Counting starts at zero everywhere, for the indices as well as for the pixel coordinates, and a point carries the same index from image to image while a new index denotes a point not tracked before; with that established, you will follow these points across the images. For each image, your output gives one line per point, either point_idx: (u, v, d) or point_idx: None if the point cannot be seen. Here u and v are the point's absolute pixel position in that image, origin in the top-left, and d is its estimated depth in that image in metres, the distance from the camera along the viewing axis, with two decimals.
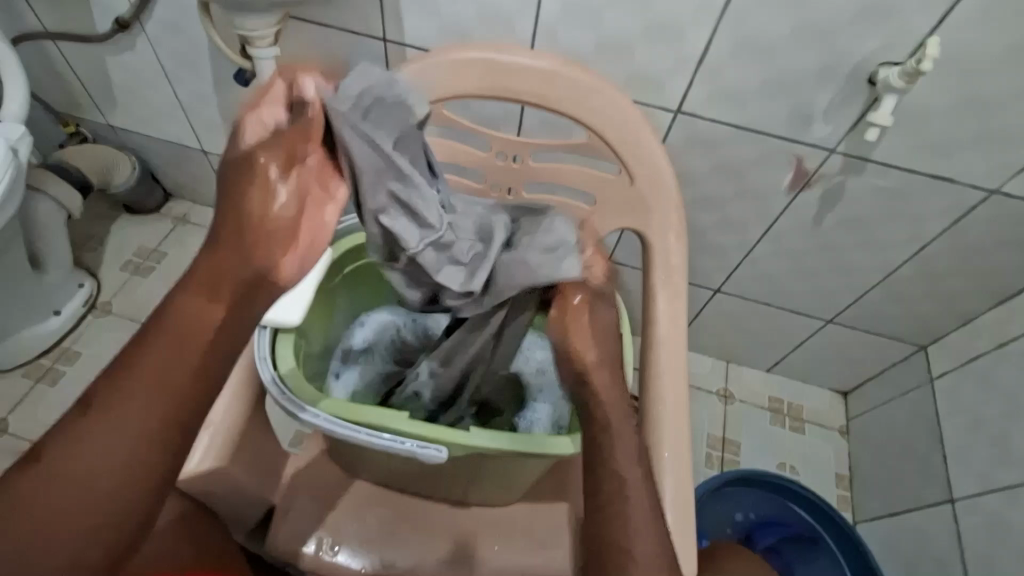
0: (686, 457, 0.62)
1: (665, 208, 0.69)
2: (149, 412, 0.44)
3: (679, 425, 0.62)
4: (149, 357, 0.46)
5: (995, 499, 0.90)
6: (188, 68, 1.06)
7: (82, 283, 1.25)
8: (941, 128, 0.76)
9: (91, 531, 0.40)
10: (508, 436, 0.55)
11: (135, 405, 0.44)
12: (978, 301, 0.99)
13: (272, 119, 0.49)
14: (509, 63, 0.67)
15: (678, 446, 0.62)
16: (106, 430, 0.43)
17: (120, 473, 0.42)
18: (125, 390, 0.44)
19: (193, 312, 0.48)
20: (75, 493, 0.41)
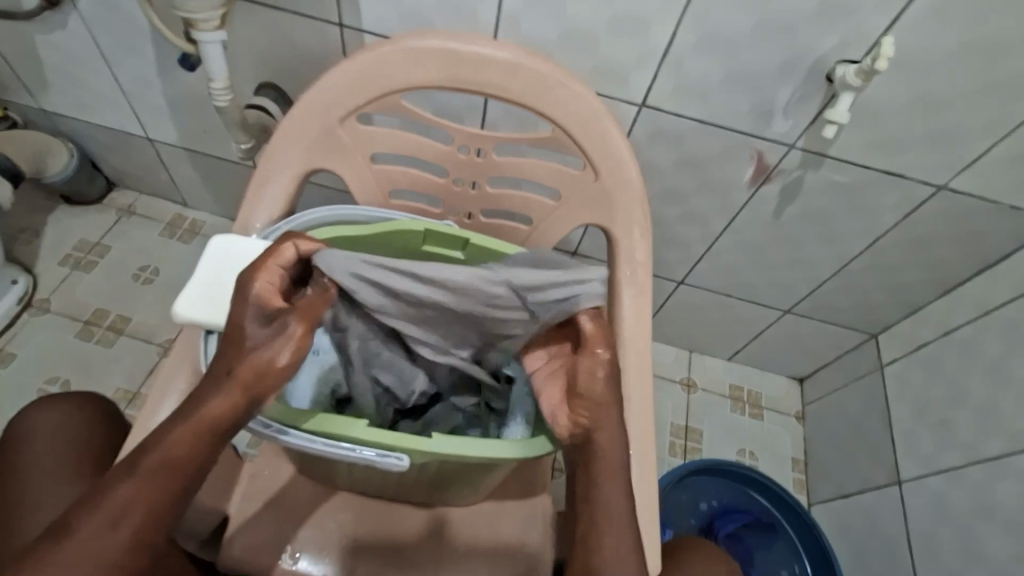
0: (650, 456, 0.62)
1: (630, 203, 0.69)
2: (122, 533, 0.45)
3: (643, 425, 0.63)
4: (129, 487, 0.46)
5: (938, 480, 0.95)
6: (128, 49, 0.99)
7: (16, 279, 1.17)
8: (894, 126, 0.78)
9: None
10: (472, 441, 0.53)
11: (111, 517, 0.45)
12: (925, 291, 1.03)
13: (273, 281, 0.51)
14: (470, 54, 0.65)
15: (641, 445, 0.62)
16: (81, 555, 0.44)
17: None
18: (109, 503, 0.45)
19: (175, 441, 0.47)
20: None
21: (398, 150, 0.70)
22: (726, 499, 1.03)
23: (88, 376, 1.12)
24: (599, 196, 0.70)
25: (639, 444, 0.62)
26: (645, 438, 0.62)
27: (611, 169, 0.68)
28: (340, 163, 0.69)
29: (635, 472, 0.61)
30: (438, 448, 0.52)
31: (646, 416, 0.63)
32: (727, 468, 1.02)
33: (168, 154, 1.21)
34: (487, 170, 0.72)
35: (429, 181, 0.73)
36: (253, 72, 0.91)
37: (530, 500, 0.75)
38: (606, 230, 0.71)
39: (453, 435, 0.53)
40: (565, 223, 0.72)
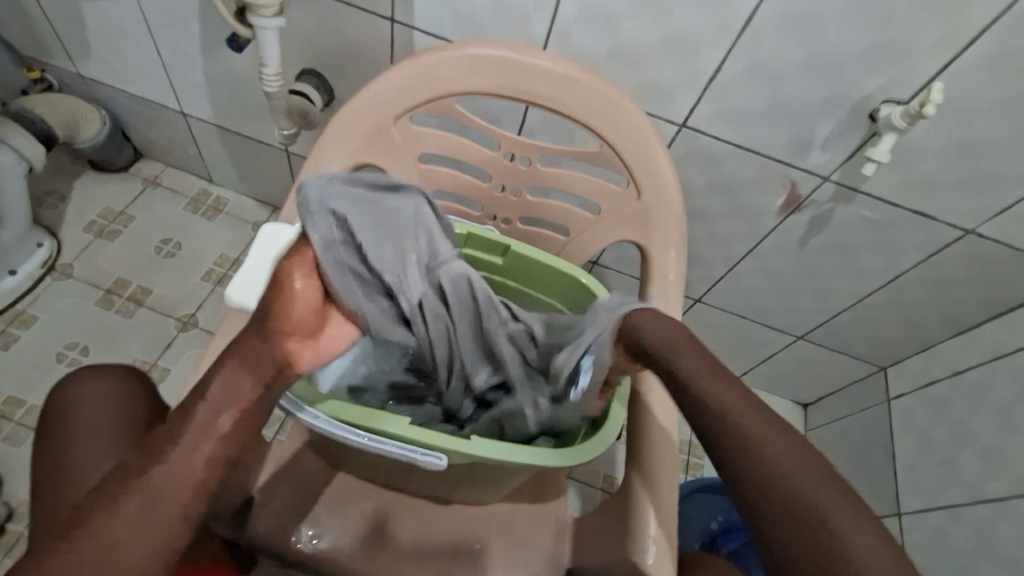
0: (673, 455, 0.64)
1: (669, 224, 0.70)
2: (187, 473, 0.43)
3: (684, 353, 0.54)
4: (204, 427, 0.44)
5: (938, 516, 0.96)
6: (175, 26, 0.99)
7: (41, 242, 1.18)
8: (929, 168, 0.80)
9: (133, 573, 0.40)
10: (504, 446, 0.54)
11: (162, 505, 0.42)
12: (940, 329, 1.05)
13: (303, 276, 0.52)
14: (526, 64, 0.66)
15: (686, 347, 0.54)
16: (145, 503, 0.41)
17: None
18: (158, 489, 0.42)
19: (235, 388, 0.46)
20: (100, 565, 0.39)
21: (442, 152, 0.71)
22: (732, 516, 0.97)
23: (105, 344, 1.13)
24: (638, 214, 0.71)
25: (682, 348, 0.54)
26: (708, 360, 0.53)
27: (653, 188, 0.69)
28: (384, 159, 0.70)
29: (702, 379, 0.51)
30: (474, 450, 0.53)
31: (683, 340, 0.55)
32: None
33: (200, 131, 1.22)
34: (529, 178, 0.72)
35: (470, 183, 0.74)
36: (299, 59, 0.92)
37: (545, 507, 0.76)
38: (642, 247, 0.72)
39: (487, 439, 0.54)
40: (600, 237, 0.74)
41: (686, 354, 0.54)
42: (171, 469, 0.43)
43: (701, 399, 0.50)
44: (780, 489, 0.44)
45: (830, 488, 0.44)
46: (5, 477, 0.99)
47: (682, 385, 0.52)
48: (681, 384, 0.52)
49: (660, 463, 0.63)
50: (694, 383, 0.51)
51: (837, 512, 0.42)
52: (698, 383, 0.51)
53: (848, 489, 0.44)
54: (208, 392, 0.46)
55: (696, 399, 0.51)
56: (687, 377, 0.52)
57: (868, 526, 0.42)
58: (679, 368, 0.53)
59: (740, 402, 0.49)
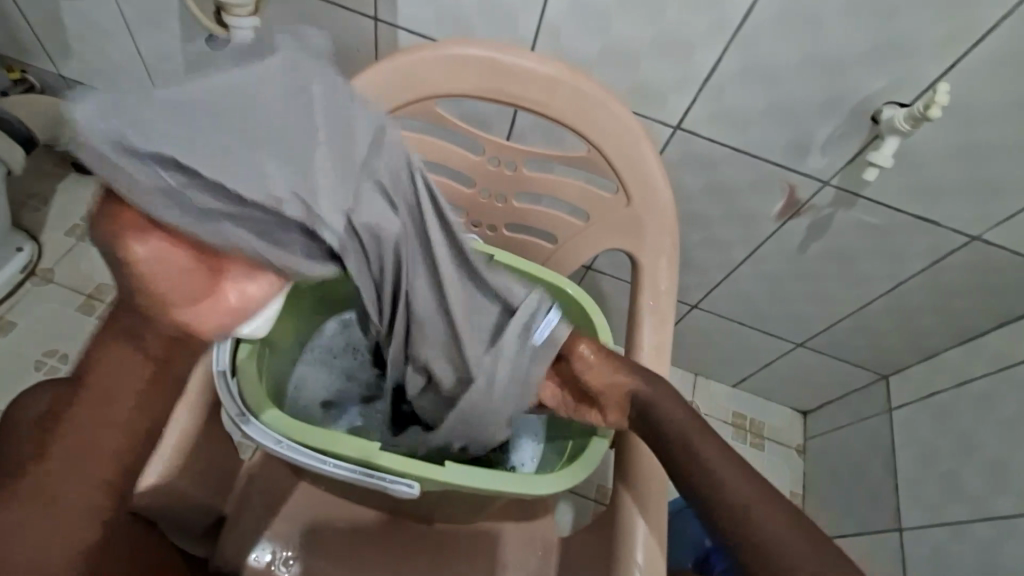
0: (665, 473, 0.61)
1: (660, 231, 0.67)
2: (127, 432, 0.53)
3: (681, 415, 0.55)
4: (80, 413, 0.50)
5: (941, 532, 0.93)
6: (154, 25, 0.96)
7: (21, 246, 1.15)
8: (934, 172, 0.76)
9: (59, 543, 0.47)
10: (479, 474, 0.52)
11: (92, 470, 0.50)
12: (944, 337, 1.02)
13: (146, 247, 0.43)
14: (512, 64, 0.62)
15: (683, 410, 0.56)
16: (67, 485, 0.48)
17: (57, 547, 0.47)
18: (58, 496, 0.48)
19: (114, 363, 0.52)
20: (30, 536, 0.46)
21: (424, 156, 0.68)
22: None
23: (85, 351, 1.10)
24: (628, 221, 0.68)
25: (677, 409, 0.56)
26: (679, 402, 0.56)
27: (644, 195, 0.66)
28: None
29: (698, 445, 0.52)
30: (448, 477, 0.51)
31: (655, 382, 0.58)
32: None
33: None
34: (515, 183, 0.69)
35: (454, 189, 0.71)
36: None
37: (532, 525, 0.73)
38: (632, 255, 0.69)
39: (461, 465, 0.52)
40: (590, 244, 0.71)
41: (661, 394, 0.57)
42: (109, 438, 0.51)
43: (696, 465, 0.51)
44: (747, 526, 0.47)
45: (789, 521, 0.46)
46: None
47: (681, 448, 0.53)
48: (682, 450, 0.53)
49: (648, 476, 0.61)
50: (692, 446, 0.53)
51: (796, 548, 0.44)
52: (694, 448, 0.52)
53: (804, 521, 0.46)
54: (65, 402, 0.47)
55: (668, 436, 0.54)
56: (683, 442, 0.53)
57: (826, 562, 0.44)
58: (676, 429, 0.54)
59: (737, 469, 0.50)
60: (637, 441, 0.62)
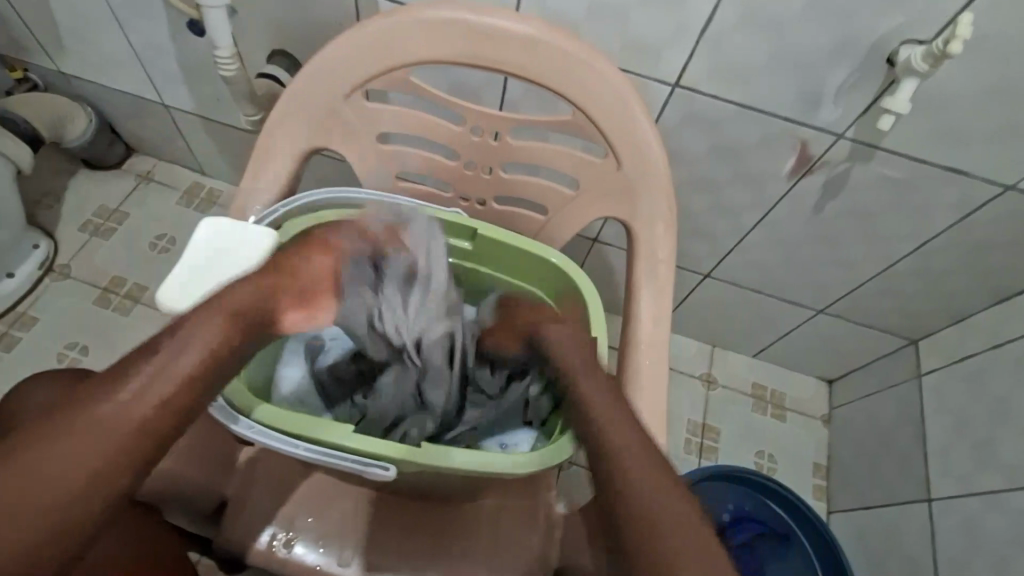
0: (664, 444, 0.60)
1: (655, 197, 0.63)
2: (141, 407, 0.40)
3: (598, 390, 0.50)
4: (159, 358, 0.42)
5: (974, 503, 0.88)
6: (141, 13, 0.95)
7: (37, 244, 1.18)
8: (961, 117, 0.70)
9: (83, 487, 0.37)
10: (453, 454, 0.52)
11: (108, 433, 0.38)
12: (976, 297, 0.95)
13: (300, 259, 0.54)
14: (487, 27, 0.59)
15: (598, 388, 0.50)
16: (88, 437, 0.38)
17: (63, 494, 0.36)
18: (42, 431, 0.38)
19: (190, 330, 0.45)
20: (53, 479, 0.36)
21: (405, 130, 0.65)
22: (743, 506, 0.91)
23: (102, 343, 1.13)
24: (620, 188, 0.64)
25: (601, 389, 0.50)
26: (599, 377, 0.52)
27: (635, 159, 0.62)
28: (343, 142, 0.65)
29: (613, 418, 0.47)
30: (424, 459, 0.51)
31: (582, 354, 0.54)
32: (746, 476, 0.90)
33: (185, 122, 1.19)
34: (501, 154, 0.66)
35: (437, 163, 0.68)
36: (267, 39, 0.87)
37: (535, 501, 0.72)
38: (626, 225, 0.65)
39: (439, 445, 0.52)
40: (582, 215, 0.67)
41: (576, 365, 0.53)
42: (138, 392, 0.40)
43: (597, 435, 0.46)
44: (649, 534, 0.39)
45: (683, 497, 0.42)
46: None
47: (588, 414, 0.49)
48: (586, 422, 0.48)
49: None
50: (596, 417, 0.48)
51: None
52: (605, 419, 0.47)
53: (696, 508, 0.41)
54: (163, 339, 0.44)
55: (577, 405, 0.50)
56: (595, 410, 0.48)
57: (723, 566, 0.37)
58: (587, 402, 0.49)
59: (645, 454, 0.44)
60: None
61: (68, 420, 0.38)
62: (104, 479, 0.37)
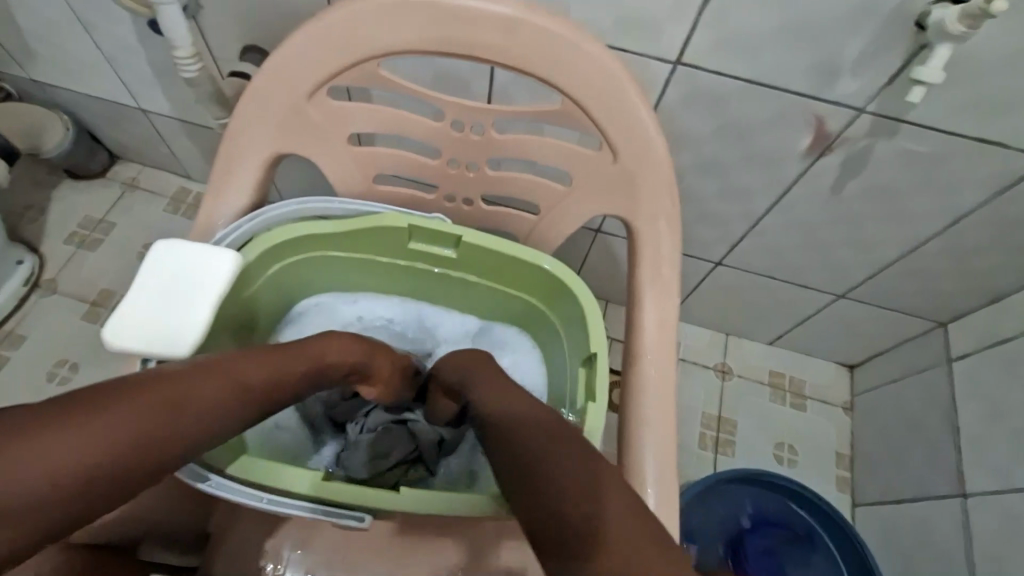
0: (676, 458, 0.54)
1: (656, 191, 0.57)
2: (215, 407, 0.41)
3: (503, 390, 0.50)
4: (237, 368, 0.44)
5: (1013, 499, 0.82)
6: (103, 12, 0.90)
7: (22, 259, 1.14)
8: (999, 83, 0.62)
9: (142, 464, 0.35)
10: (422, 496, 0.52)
11: (190, 421, 0.39)
12: (1013, 277, 0.88)
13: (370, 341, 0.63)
14: (461, 9, 0.53)
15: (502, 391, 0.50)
16: (166, 416, 0.37)
17: (128, 458, 0.34)
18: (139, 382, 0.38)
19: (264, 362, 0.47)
20: (131, 442, 0.35)
21: (380, 129, 0.59)
22: (764, 509, 0.87)
23: (93, 359, 1.10)
24: (617, 182, 0.58)
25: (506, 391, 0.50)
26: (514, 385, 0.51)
27: (632, 150, 0.56)
28: (312, 145, 0.59)
29: (518, 408, 0.46)
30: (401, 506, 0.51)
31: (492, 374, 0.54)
32: (766, 478, 0.85)
33: (164, 126, 1.14)
34: (486, 150, 0.60)
35: (416, 162, 0.62)
36: (235, 33, 0.82)
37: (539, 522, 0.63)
38: (626, 222, 0.59)
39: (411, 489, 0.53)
40: (577, 213, 0.61)
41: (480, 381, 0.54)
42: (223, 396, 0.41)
43: (505, 425, 0.45)
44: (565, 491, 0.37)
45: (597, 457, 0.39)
46: None
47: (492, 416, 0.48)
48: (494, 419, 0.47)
49: (653, 477, 0.53)
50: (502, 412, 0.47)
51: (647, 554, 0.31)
52: (512, 412, 0.46)
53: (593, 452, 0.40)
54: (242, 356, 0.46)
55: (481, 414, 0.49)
56: (501, 409, 0.47)
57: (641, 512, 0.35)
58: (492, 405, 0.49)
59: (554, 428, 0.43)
60: (637, 439, 0.54)
61: (149, 389, 0.37)
62: (168, 461, 0.37)
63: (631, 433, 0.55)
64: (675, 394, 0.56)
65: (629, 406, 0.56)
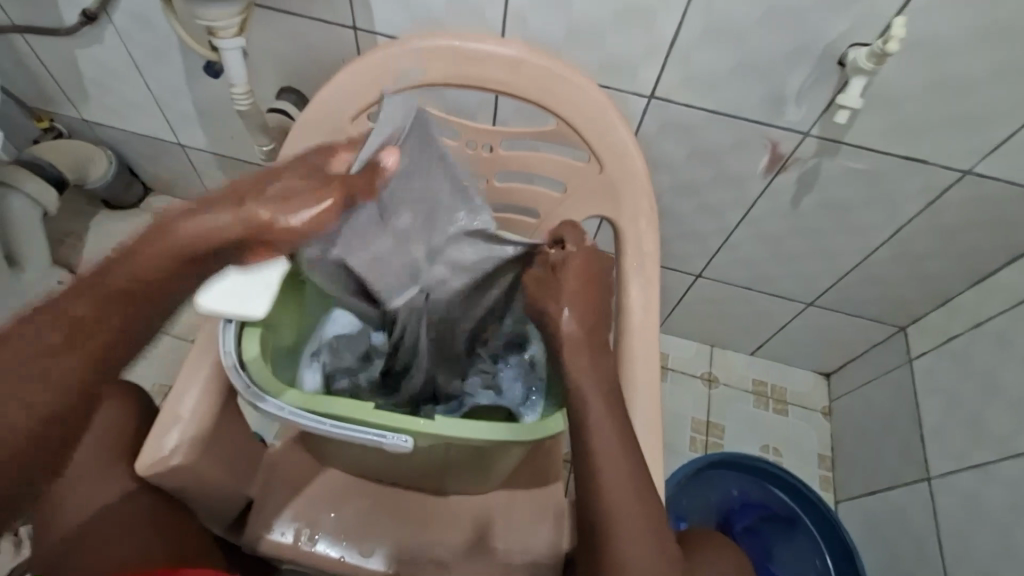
0: (659, 416, 0.64)
1: (636, 195, 0.69)
2: (88, 340, 0.49)
3: (593, 375, 0.57)
4: (100, 292, 0.50)
5: (971, 477, 0.91)
6: (159, 59, 1.04)
7: (61, 280, 1.25)
8: (913, 111, 0.76)
9: (47, 420, 0.49)
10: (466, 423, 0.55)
11: (66, 365, 0.49)
12: (956, 280, 1.00)
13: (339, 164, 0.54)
14: (474, 51, 0.66)
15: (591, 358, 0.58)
16: (42, 372, 0.48)
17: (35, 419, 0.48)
18: (66, 328, 0.49)
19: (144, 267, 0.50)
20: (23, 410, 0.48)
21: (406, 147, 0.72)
22: (748, 492, 0.95)
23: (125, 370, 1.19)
24: (604, 188, 0.70)
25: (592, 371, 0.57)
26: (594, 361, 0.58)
27: (616, 162, 0.68)
28: None
29: (597, 409, 0.56)
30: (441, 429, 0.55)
31: (585, 302, 0.59)
32: (746, 462, 0.94)
33: (199, 159, 1.27)
34: (494, 164, 0.73)
35: None
36: (276, 77, 0.95)
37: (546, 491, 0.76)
38: (613, 222, 0.71)
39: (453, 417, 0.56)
40: (572, 216, 0.73)
41: (573, 340, 0.58)
42: (94, 317, 0.50)
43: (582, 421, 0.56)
44: (607, 507, 0.54)
45: (634, 489, 0.55)
46: None
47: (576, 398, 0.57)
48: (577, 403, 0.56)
49: (639, 428, 0.63)
50: (584, 401, 0.56)
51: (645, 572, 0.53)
52: (591, 407, 0.56)
53: (643, 485, 0.56)
54: (108, 275, 0.50)
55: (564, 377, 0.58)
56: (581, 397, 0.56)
57: (653, 506, 0.55)
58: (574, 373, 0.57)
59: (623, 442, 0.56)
60: (627, 402, 0.65)
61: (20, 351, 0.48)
62: (67, 407, 0.49)
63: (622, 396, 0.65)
64: (658, 364, 0.67)
65: (620, 375, 0.66)
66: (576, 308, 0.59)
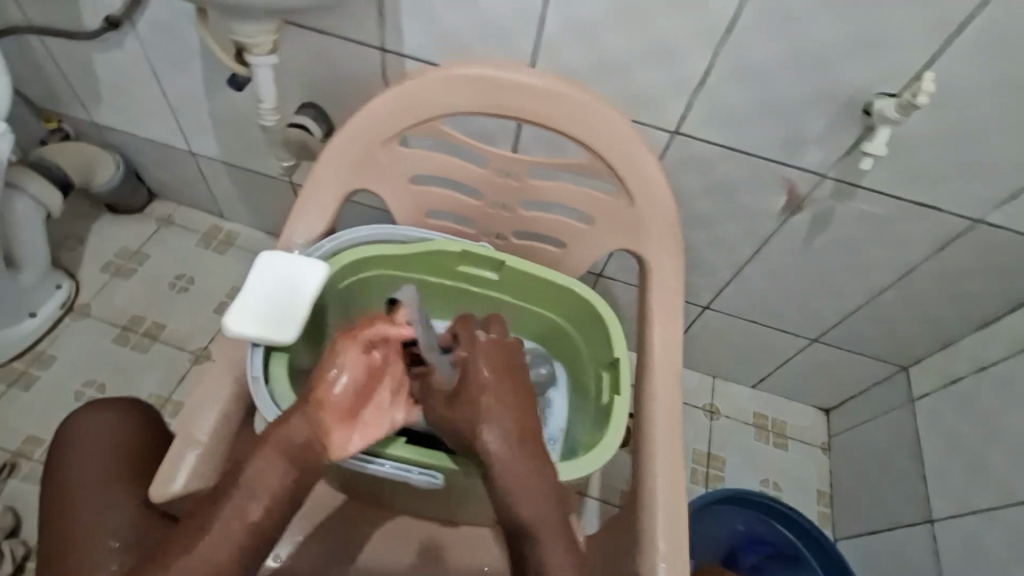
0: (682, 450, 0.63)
1: (663, 231, 0.70)
2: (228, 540, 0.49)
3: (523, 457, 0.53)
4: (232, 499, 0.50)
5: (973, 521, 0.92)
6: (179, 67, 1.03)
7: (60, 284, 1.22)
8: (929, 159, 0.78)
9: None
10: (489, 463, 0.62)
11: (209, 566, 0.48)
12: (960, 324, 1.02)
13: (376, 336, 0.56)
14: (510, 82, 0.67)
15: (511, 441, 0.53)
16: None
17: None
18: (199, 530, 0.49)
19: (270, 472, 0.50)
20: None
21: (435, 172, 0.72)
22: (754, 527, 0.95)
23: (120, 379, 1.16)
24: (631, 222, 0.71)
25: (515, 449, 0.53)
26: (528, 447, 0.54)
27: (645, 197, 0.69)
28: (379, 183, 0.71)
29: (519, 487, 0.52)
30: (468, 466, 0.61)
31: (507, 379, 0.56)
32: (756, 499, 0.93)
33: (209, 168, 1.26)
34: (522, 193, 0.73)
35: (463, 202, 0.74)
36: (298, 92, 0.95)
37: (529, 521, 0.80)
38: (639, 255, 0.71)
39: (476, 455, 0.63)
40: (597, 247, 0.74)
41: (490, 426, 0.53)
42: (224, 528, 0.49)
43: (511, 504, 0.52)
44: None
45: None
46: (29, 516, 1.03)
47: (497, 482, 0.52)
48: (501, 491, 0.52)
49: (660, 463, 0.62)
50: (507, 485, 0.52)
51: None
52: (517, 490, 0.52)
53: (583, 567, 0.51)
54: (240, 472, 0.50)
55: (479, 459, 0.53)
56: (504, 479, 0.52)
57: None
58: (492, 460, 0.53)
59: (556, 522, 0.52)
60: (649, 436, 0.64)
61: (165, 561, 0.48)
62: None
63: (643, 430, 0.65)
64: (680, 399, 0.66)
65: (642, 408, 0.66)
66: (493, 397, 0.54)
